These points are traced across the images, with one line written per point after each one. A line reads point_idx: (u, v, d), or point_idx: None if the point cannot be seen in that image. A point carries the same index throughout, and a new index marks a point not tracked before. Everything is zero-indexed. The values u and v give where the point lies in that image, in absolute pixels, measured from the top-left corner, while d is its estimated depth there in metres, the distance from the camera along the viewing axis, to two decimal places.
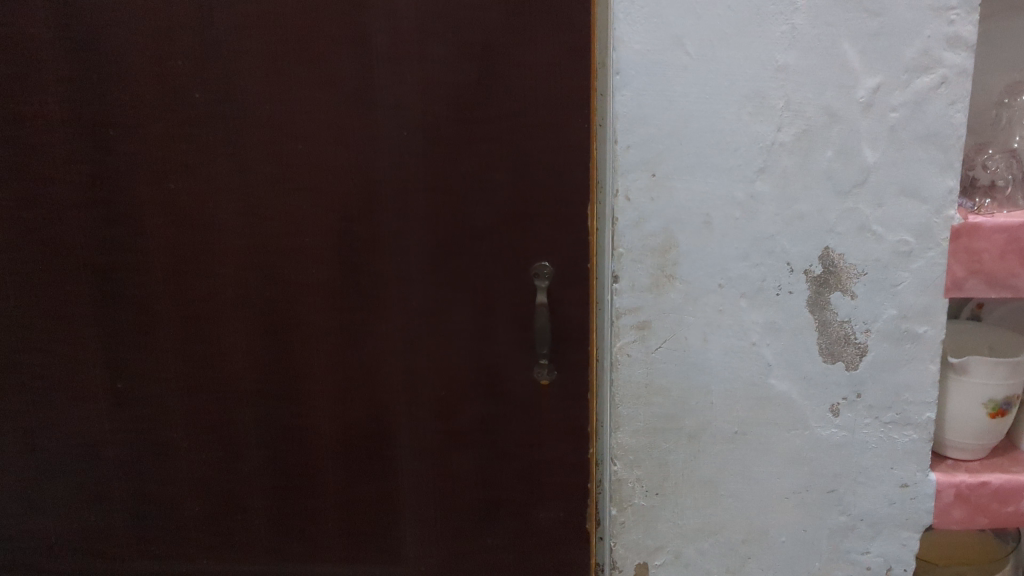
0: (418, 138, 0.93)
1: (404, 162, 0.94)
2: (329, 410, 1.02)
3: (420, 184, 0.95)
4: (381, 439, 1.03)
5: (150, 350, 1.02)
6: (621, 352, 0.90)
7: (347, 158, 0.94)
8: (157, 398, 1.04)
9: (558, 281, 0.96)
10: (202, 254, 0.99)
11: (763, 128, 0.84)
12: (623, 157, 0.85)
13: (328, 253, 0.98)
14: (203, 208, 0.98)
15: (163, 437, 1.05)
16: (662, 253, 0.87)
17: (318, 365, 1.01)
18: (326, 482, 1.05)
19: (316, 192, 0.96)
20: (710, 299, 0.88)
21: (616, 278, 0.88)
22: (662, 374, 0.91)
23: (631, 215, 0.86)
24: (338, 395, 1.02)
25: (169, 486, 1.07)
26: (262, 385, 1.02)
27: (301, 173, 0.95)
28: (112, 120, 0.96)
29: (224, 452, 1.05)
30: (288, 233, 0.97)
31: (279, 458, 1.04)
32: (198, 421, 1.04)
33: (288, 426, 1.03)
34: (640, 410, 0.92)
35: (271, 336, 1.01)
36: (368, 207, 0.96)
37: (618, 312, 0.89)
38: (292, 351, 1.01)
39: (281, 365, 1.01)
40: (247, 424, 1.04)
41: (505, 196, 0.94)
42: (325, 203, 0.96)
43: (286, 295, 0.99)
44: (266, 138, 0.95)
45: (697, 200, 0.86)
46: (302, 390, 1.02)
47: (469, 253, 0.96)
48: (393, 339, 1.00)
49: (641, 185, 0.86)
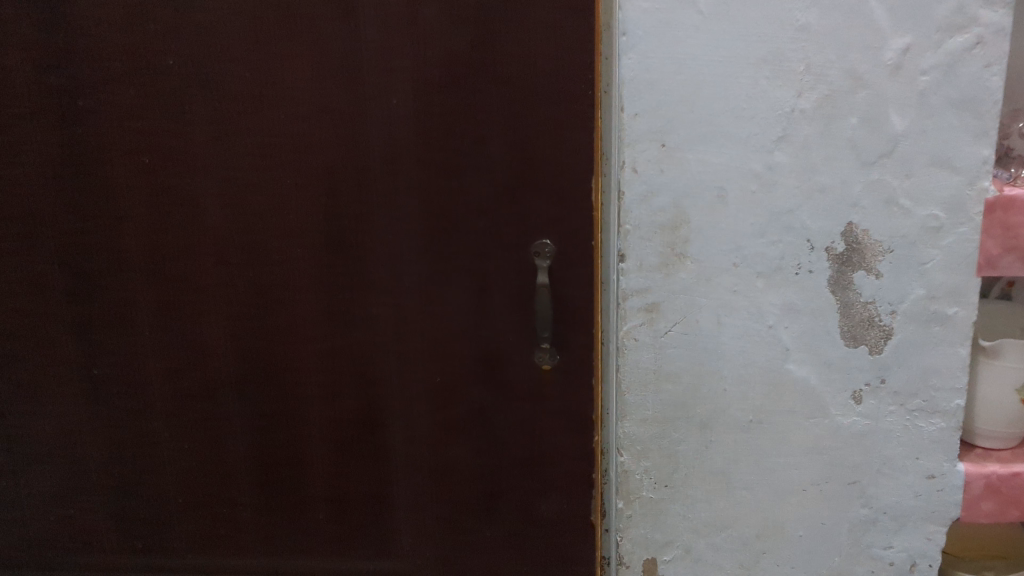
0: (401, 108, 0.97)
1: (386, 144, 0.99)
2: (316, 382, 1.05)
3: (407, 163, 1.00)
4: (371, 406, 1.08)
5: (131, 321, 1.04)
6: (628, 337, 0.84)
7: (331, 138, 0.98)
8: (137, 368, 1.05)
9: (560, 260, 0.90)
10: (182, 227, 1.00)
11: (783, 94, 0.78)
12: (630, 127, 0.79)
13: (313, 228, 1.01)
14: (180, 183, 0.99)
15: (144, 406, 1.06)
16: (672, 230, 0.81)
17: (306, 338, 1.05)
18: (314, 452, 1.07)
19: (297, 166, 0.99)
20: (723, 278, 0.82)
21: (622, 257, 0.82)
22: (673, 360, 0.84)
23: (639, 189, 0.80)
24: (328, 365, 1.06)
25: (152, 460, 1.07)
26: (250, 357, 1.04)
27: (282, 150, 0.98)
28: (79, 95, 0.97)
29: (205, 425, 1.06)
30: (270, 208, 1.00)
31: (267, 428, 1.07)
32: (179, 394, 1.05)
33: (276, 398, 1.06)
34: (648, 397, 0.86)
35: (256, 310, 1.03)
36: (354, 185, 1.01)
37: (624, 294, 0.83)
38: (278, 324, 1.04)
39: (264, 338, 1.04)
40: (231, 398, 1.05)
41: (501, 173, 1.00)
42: (306, 178, 0.99)
43: (271, 269, 1.02)
44: (245, 116, 0.98)
45: (709, 172, 0.79)
46: (287, 363, 1.05)
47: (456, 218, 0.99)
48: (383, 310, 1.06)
49: (649, 157, 0.79)
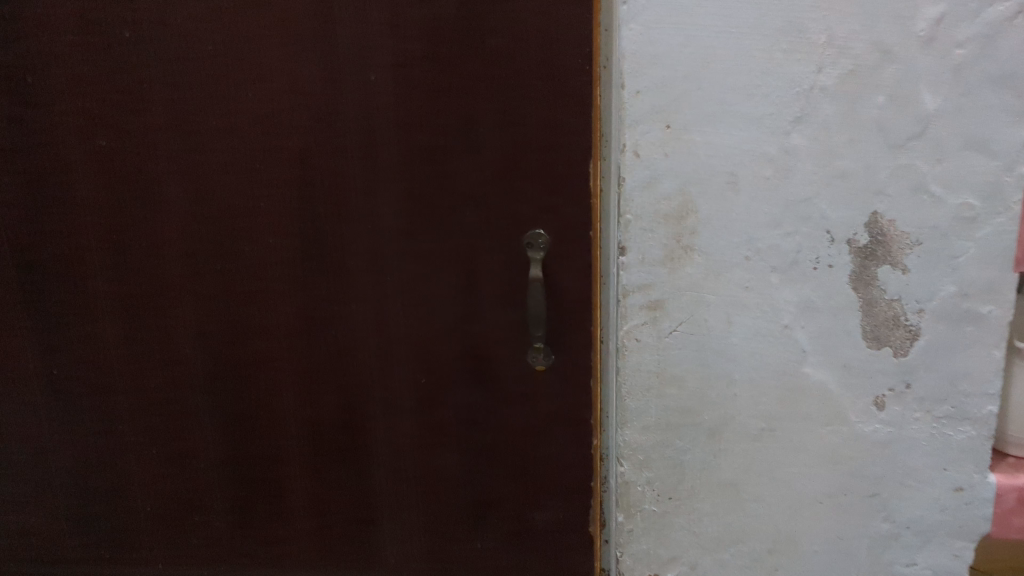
0: (386, 102, 0.79)
1: (371, 124, 0.80)
2: (296, 400, 0.88)
3: (394, 143, 0.80)
4: (355, 434, 0.89)
5: (89, 331, 0.88)
6: (629, 337, 0.77)
7: (305, 122, 0.81)
8: (100, 387, 0.89)
9: (554, 251, 0.82)
10: (141, 220, 0.84)
11: (801, 69, 0.70)
12: (631, 106, 0.71)
13: (285, 220, 0.83)
14: (144, 167, 0.83)
15: (110, 433, 0.90)
16: (678, 220, 0.73)
17: (280, 349, 0.87)
18: (291, 478, 0.90)
19: (266, 150, 0.82)
20: (735, 274, 0.74)
21: (623, 249, 0.75)
22: (678, 362, 0.77)
23: (642, 175, 0.73)
24: (305, 383, 0.88)
25: (115, 485, 0.92)
26: (218, 372, 0.88)
27: (249, 128, 0.81)
28: (34, 68, 0.81)
29: (178, 446, 0.90)
30: (242, 196, 0.83)
31: (240, 456, 0.90)
32: (147, 410, 0.89)
33: (248, 412, 0.89)
34: (651, 403, 0.78)
35: (226, 318, 0.86)
36: (332, 170, 0.82)
37: (626, 291, 0.76)
38: (248, 331, 0.87)
39: (236, 349, 0.87)
40: (201, 414, 0.89)
41: (495, 150, 0.80)
42: (280, 160, 0.82)
43: (243, 271, 0.85)
44: (213, 90, 0.81)
45: (719, 156, 0.72)
46: (264, 380, 0.88)
47: (429, 202, 0.81)
48: (362, 326, 0.86)
49: (653, 139, 0.72)
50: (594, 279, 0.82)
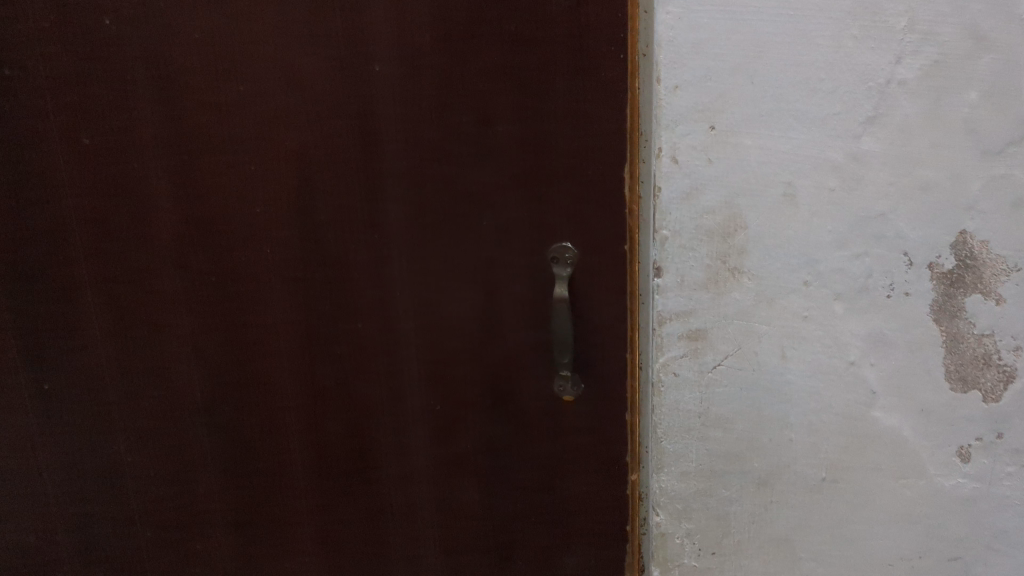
0: (392, 96, 0.69)
1: (374, 120, 0.70)
2: (301, 427, 0.79)
3: (400, 142, 0.71)
4: (366, 465, 0.79)
5: (79, 347, 0.77)
6: (666, 370, 0.66)
7: (299, 119, 0.71)
8: (95, 408, 0.79)
9: (584, 267, 0.71)
10: (128, 228, 0.74)
11: (875, 59, 0.58)
12: (669, 104, 0.60)
13: (282, 228, 0.73)
14: (130, 169, 0.72)
15: (109, 456, 0.81)
16: (724, 238, 0.62)
17: (283, 370, 0.77)
18: (299, 511, 0.81)
19: (260, 149, 0.72)
20: (791, 301, 0.63)
21: (659, 270, 0.64)
22: (723, 401, 0.66)
23: (681, 185, 0.62)
24: (309, 409, 0.78)
25: (116, 515, 0.82)
26: (219, 393, 0.78)
27: (240, 124, 0.71)
28: (5, 57, 0.71)
29: (177, 477, 0.81)
30: (236, 202, 0.73)
31: (246, 484, 0.81)
32: (145, 436, 0.80)
33: (252, 440, 0.79)
34: (691, 446, 0.68)
35: (225, 334, 0.77)
36: (332, 172, 0.72)
37: (661, 318, 0.65)
38: (247, 352, 0.77)
39: (235, 372, 0.77)
40: (202, 442, 0.80)
41: (516, 151, 0.70)
42: (274, 161, 0.72)
43: (241, 283, 0.75)
44: (200, 82, 0.70)
45: (774, 163, 0.60)
46: (267, 403, 0.78)
47: (438, 211, 0.72)
48: (368, 346, 0.76)
49: (694, 143, 0.61)
50: (630, 301, 0.71)
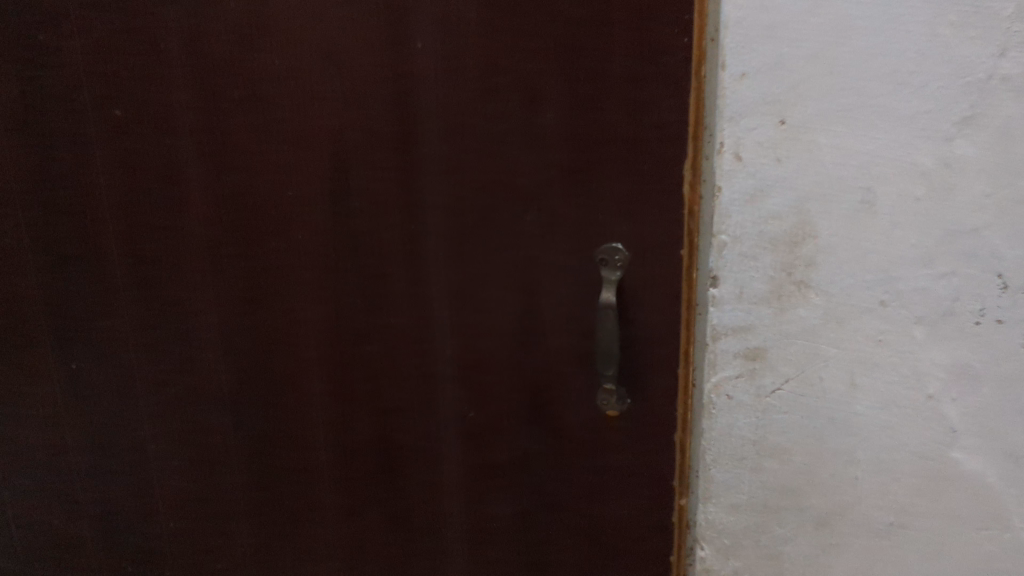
0: (432, 77, 0.66)
1: (413, 101, 0.67)
2: (329, 425, 0.75)
3: (440, 127, 0.68)
4: (395, 464, 0.76)
5: (105, 331, 0.73)
6: (718, 392, 0.60)
7: (335, 98, 0.67)
8: (122, 395, 0.75)
9: (634, 272, 0.64)
10: (160, 208, 0.69)
11: (975, 51, 0.50)
12: (733, 94, 0.54)
13: (312, 214, 0.70)
14: (164, 146, 0.68)
15: (135, 447, 0.76)
16: (790, 247, 0.55)
17: (313, 364, 0.74)
18: (324, 515, 0.76)
19: (296, 131, 0.68)
20: (865, 321, 0.56)
21: (715, 279, 0.58)
22: (781, 430, 0.59)
23: (744, 185, 0.55)
24: (339, 405, 0.75)
25: (140, 508, 0.78)
26: (245, 386, 0.73)
27: (274, 102, 0.67)
28: (41, 19, 0.66)
29: (198, 475, 0.76)
30: (270, 185, 0.69)
31: (270, 484, 0.76)
32: (169, 429, 0.75)
33: (278, 437, 0.75)
34: (742, 477, 0.61)
35: (254, 324, 0.72)
36: (368, 156, 0.69)
37: (716, 333, 0.59)
38: (276, 344, 0.73)
39: (264, 365, 0.73)
40: (228, 438, 0.75)
41: (564, 144, 0.64)
42: (309, 143, 0.68)
43: (271, 270, 0.71)
44: (237, 57, 0.66)
45: (851, 165, 0.53)
46: (295, 398, 0.74)
47: (478, 200, 0.70)
48: (402, 335, 0.75)
49: (761, 138, 0.54)
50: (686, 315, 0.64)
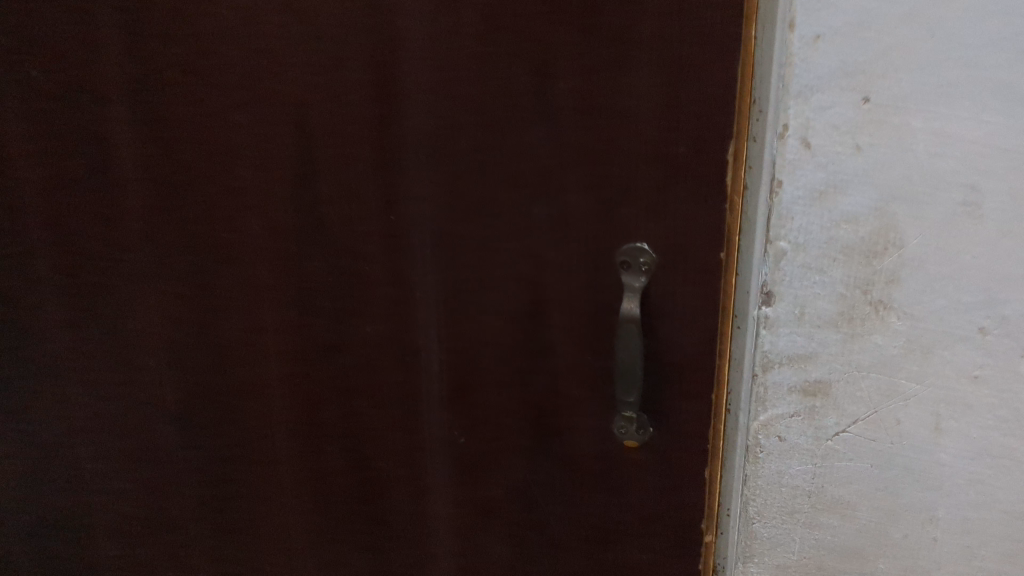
0: (421, 60, 0.49)
1: (398, 91, 0.49)
2: (295, 460, 0.60)
3: (436, 133, 0.50)
4: (375, 511, 0.61)
5: (28, 341, 0.58)
6: (767, 432, 0.48)
7: (293, 78, 0.50)
8: (50, 415, 0.61)
9: (665, 279, 0.51)
10: (88, 194, 0.54)
11: None
12: (804, 63, 0.41)
13: (275, 241, 0.54)
14: (91, 141, 0.53)
15: (70, 475, 0.62)
16: (867, 259, 0.44)
17: (276, 388, 0.58)
18: (292, 558, 0.63)
19: (254, 132, 0.51)
20: (957, 352, 0.45)
21: (768, 295, 0.46)
22: (844, 479, 0.48)
23: (812, 180, 0.43)
24: (307, 439, 0.59)
25: (79, 545, 0.64)
26: (194, 411, 0.59)
27: (226, 91, 0.51)
28: None
29: (145, 515, 0.63)
30: (226, 200, 0.53)
31: (228, 521, 0.62)
32: (111, 467, 0.61)
33: (239, 486, 0.61)
34: (792, 533, 0.50)
35: (203, 339, 0.57)
36: (342, 172, 0.51)
37: (767, 361, 0.47)
38: (234, 387, 0.58)
39: (215, 388, 0.58)
40: (182, 488, 0.62)
41: (600, 114, 0.48)
42: (269, 150, 0.52)
43: (221, 274, 0.55)
44: (171, 23, 0.50)
45: (953, 158, 0.41)
46: (252, 426, 0.59)
47: (479, 234, 0.51)
48: (391, 401, 0.57)
49: (837, 120, 0.42)
50: (721, 328, 0.52)
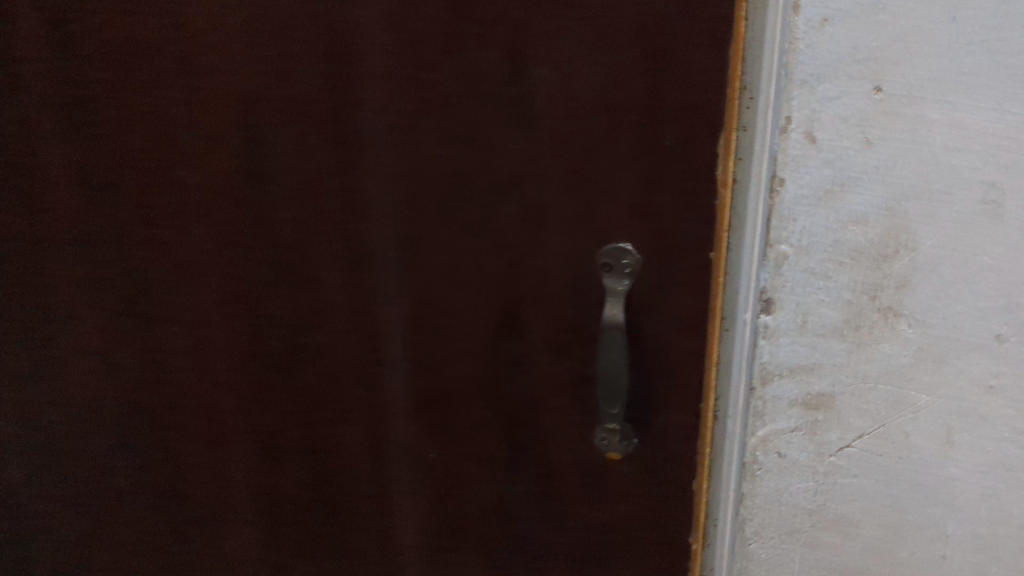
0: (376, 51, 0.42)
1: (350, 87, 0.43)
2: (245, 491, 0.53)
3: (393, 136, 0.44)
4: (334, 548, 0.54)
5: None
6: (765, 448, 0.45)
7: (231, 62, 0.44)
8: None
9: (655, 290, 0.44)
10: (10, 187, 0.49)
11: None
12: (810, 49, 0.37)
13: (221, 258, 0.48)
14: (11, 128, 0.47)
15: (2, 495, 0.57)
16: (876, 263, 0.40)
17: (222, 407, 0.52)
18: None
19: (194, 139, 0.46)
20: (973, 361, 0.41)
21: (766, 303, 0.42)
22: (848, 497, 0.45)
23: (816, 178, 0.39)
24: (257, 467, 0.53)
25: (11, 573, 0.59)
26: (133, 430, 0.53)
27: (161, 95, 0.45)
28: None
29: (82, 544, 0.57)
30: (168, 214, 0.48)
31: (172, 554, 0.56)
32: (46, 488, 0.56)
33: (182, 516, 0.55)
34: (792, 553, 0.47)
35: (141, 351, 0.51)
36: (290, 180, 0.46)
37: (765, 374, 0.43)
38: (179, 414, 0.52)
39: (155, 404, 0.52)
40: (120, 524, 0.56)
41: (581, 99, 0.42)
42: (210, 158, 0.46)
43: (159, 278, 0.49)
44: (97, 15, 0.44)
45: (973, 152, 0.37)
46: (196, 450, 0.53)
47: (443, 245, 0.46)
48: (351, 433, 0.51)
49: (845, 112, 0.38)
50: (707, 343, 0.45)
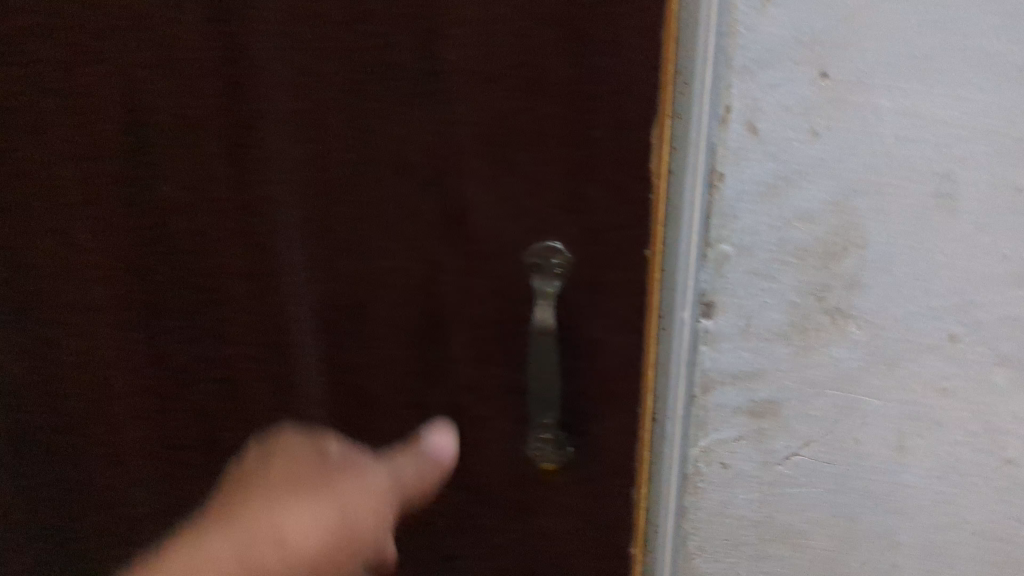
0: (272, 45, 0.39)
1: (247, 81, 0.40)
2: (151, 502, 0.50)
3: (294, 136, 0.40)
4: None
5: None
6: (708, 459, 0.42)
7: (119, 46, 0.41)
8: None
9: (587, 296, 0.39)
10: None
11: None
12: (751, 33, 0.34)
13: (118, 264, 0.46)
14: None
15: None
16: (824, 262, 0.37)
17: (126, 411, 0.49)
18: None
19: (82, 137, 0.43)
20: (926, 364, 0.39)
21: (708, 307, 0.39)
22: (796, 507, 0.42)
23: (758, 172, 0.36)
24: (163, 477, 0.50)
25: None
26: (39, 430, 0.51)
27: (47, 90, 0.43)
28: None
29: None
30: (58, 214, 0.46)
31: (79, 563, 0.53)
32: None
33: (90, 524, 0.52)
34: (738, 565, 0.44)
35: (42, 348, 0.49)
36: (186, 183, 0.43)
37: (708, 382, 0.40)
38: (82, 415, 0.50)
39: (60, 404, 0.50)
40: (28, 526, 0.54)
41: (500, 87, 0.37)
42: (101, 159, 0.44)
43: (57, 274, 0.47)
44: None
45: (925, 143, 0.35)
46: (102, 454, 0.51)
47: (352, 247, 0.42)
48: None
49: (789, 100, 0.35)
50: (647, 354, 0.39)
